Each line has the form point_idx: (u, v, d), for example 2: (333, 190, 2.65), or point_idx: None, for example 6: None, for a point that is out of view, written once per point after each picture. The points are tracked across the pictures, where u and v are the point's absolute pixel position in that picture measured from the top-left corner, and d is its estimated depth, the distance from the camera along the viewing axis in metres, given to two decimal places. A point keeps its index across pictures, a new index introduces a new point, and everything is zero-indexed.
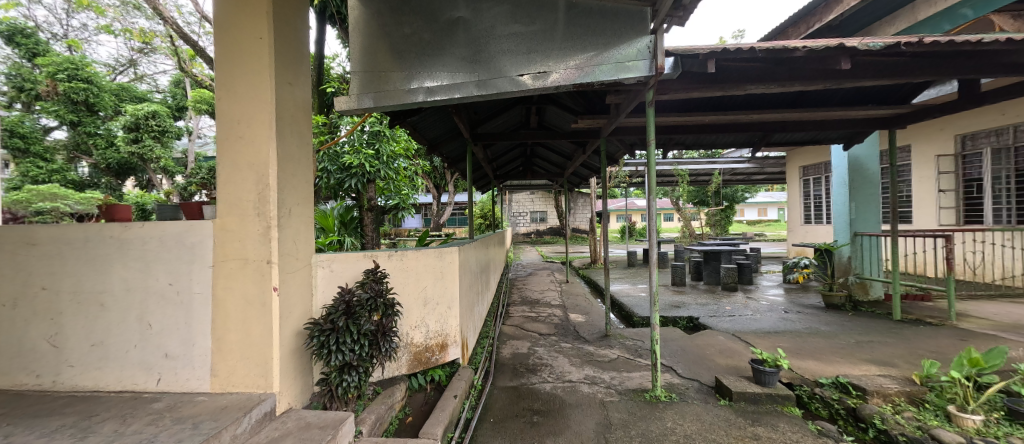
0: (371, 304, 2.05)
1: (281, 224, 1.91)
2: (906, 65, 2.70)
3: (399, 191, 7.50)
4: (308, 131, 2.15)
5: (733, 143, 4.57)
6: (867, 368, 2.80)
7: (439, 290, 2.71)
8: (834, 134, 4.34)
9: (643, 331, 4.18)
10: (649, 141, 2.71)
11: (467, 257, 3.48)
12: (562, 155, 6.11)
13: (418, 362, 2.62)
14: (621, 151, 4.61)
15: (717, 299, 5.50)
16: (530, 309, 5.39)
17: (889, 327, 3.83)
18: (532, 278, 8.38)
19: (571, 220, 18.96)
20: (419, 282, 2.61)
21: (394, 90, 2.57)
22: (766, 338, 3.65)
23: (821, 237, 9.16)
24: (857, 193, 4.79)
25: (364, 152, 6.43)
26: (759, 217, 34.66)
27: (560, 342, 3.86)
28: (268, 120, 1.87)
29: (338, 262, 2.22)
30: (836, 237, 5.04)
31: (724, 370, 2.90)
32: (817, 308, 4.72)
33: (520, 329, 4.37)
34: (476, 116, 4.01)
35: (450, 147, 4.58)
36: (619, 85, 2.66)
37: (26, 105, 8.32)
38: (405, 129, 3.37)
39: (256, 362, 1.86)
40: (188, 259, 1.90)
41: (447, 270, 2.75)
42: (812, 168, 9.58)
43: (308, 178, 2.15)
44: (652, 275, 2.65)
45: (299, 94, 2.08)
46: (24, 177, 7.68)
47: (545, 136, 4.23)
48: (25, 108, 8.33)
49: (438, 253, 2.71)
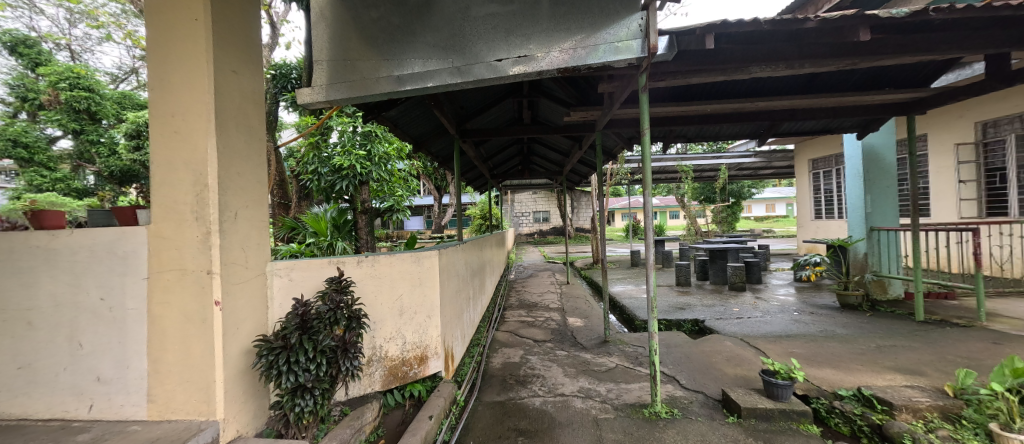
0: (331, 317, 1.83)
1: (224, 229, 1.70)
2: (930, 40, 2.44)
3: (393, 193, 7.31)
4: (260, 125, 1.94)
5: (738, 134, 4.30)
6: (892, 377, 2.54)
7: (417, 298, 2.48)
8: (847, 122, 4.06)
9: (644, 335, 3.93)
10: (644, 129, 2.45)
11: (453, 261, 3.25)
12: (560, 151, 5.87)
13: (394, 377, 2.39)
14: (619, 145, 4.36)
15: (725, 300, 5.22)
16: (527, 312, 5.15)
17: (912, 329, 3.55)
18: (532, 279, 8.15)
19: (574, 219, 18.69)
20: (393, 289, 2.38)
21: (363, 80, 2.35)
22: (778, 343, 3.38)
23: (833, 233, 8.84)
24: (874, 185, 4.48)
25: (356, 153, 6.27)
26: (767, 212, 34.10)
27: (556, 350, 3.61)
28: (205, 111, 1.66)
29: (299, 270, 2.00)
30: (851, 232, 4.73)
31: (733, 381, 2.64)
32: (831, 309, 4.44)
33: (515, 335, 4.13)
34: (462, 110, 3.79)
35: (438, 144, 4.38)
36: (609, 70, 2.41)
37: (31, 115, 8.34)
38: (385, 125, 3.15)
39: (198, 387, 1.65)
40: (121, 271, 1.69)
41: (426, 276, 2.52)
42: (823, 161, 9.24)
43: (261, 177, 1.93)
44: (649, 277, 2.40)
45: (248, 84, 1.86)
46: (28, 185, 7.47)
47: (537, 131, 4.00)
48: (30, 118, 8.34)
49: (416, 258, 2.48)
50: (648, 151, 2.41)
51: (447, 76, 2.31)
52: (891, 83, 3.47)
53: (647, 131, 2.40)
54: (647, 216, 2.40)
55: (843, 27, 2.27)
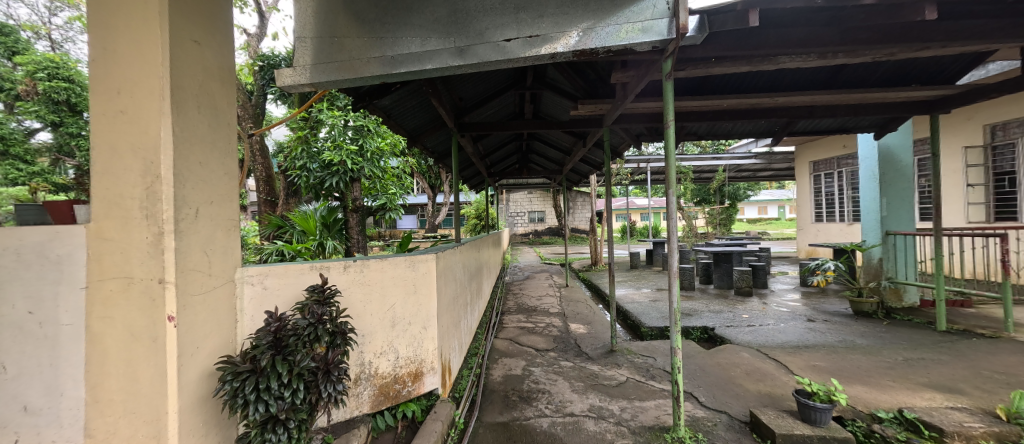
0: (310, 333, 1.56)
1: (182, 230, 1.43)
2: (980, 28, 2.24)
3: (386, 190, 7.01)
4: (229, 106, 1.66)
5: (750, 133, 4.09)
6: (931, 396, 2.33)
7: (410, 308, 2.21)
8: (866, 121, 3.85)
9: (653, 344, 3.69)
10: (667, 121, 2.23)
11: (450, 265, 2.97)
12: (560, 149, 5.63)
13: (385, 397, 2.11)
14: (626, 142, 4.13)
15: (732, 306, 5.00)
16: (526, 318, 4.89)
17: (935, 339, 3.35)
18: (530, 281, 7.89)
19: (570, 220, 18.46)
20: (384, 298, 2.12)
21: (351, 61, 2.08)
22: (797, 354, 3.16)
23: (834, 236, 8.73)
24: (889, 188, 4.31)
25: (346, 148, 5.99)
26: (759, 214, 34.25)
27: (560, 360, 3.36)
28: (158, 87, 1.39)
29: (274, 277, 1.73)
30: (864, 236, 4.54)
31: (758, 401, 2.41)
32: (845, 317, 4.24)
33: (515, 343, 3.87)
34: (460, 101, 3.52)
35: (434, 138, 4.10)
36: (628, 55, 2.16)
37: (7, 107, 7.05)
38: (377, 115, 2.87)
39: (146, 420, 1.38)
40: (52, 279, 1.37)
41: (422, 283, 2.26)
42: (824, 163, 9.12)
43: (230, 169, 1.66)
44: (672, 287, 2.16)
45: (213, 58, 1.59)
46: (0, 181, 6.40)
47: (540, 126, 3.75)
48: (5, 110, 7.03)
49: (411, 263, 2.23)
50: (671, 146, 2.19)
51: (447, 58, 2.05)
52: (917, 79, 3.28)
53: (670, 123, 2.20)
54: (671, 218, 2.16)
55: (900, 5, 2.03)
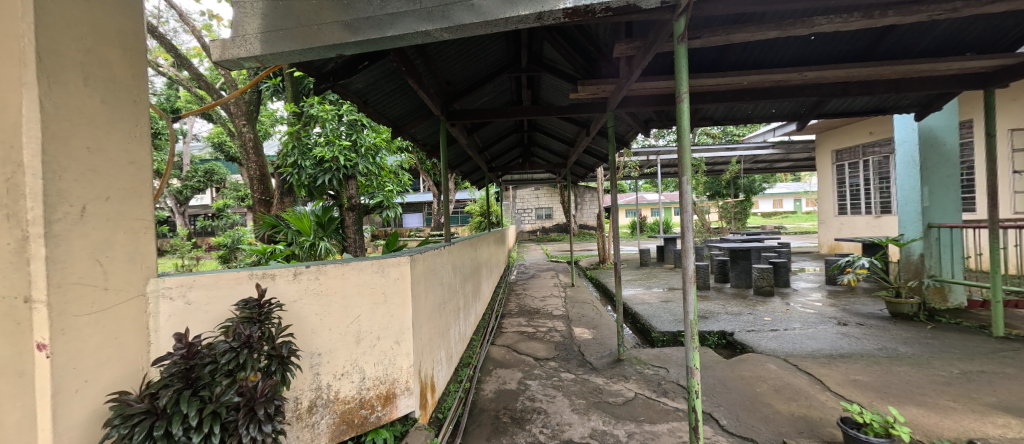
0: (232, 361, 1.24)
1: (63, 234, 1.13)
2: None
3: (383, 188, 6.71)
4: (136, 77, 1.35)
5: (773, 117, 3.69)
6: (1004, 422, 1.96)
7: (379, 320, 1.90)
8: (906, 99, 3.42)
9: (666, 352, 3.34)
10: (680, 93, 1.87)
11: (436, 267, 2.64)
12: (562, 140, 5.26)
13: (348, 426, 1.81)
14: (634, 130, 3.75)
15: (751, 307, 4.59)
16: (526, 321, 4.56)
17: (994, 348, 2.93)
18: (534, 280, 7.56)
19: (578, 216, 18.05)
20: (346, 310, 1.80)
21: (302, 28, 1.75)
22: (832, 366, 2.75)
23: (861, 230, 8.23)
24: (931, 175, 3.86)
25: (338, 143, 5.71)
26: (774, 208, 33.36)
27: (561, 372, 3.02)
28: (22, 50, 1.10)
29: (200, 289, 1.42)
30: (902, 229, 4.10)
31: (792, 426, 2.04)
32: (881, 319, 3.83)
33: (513, 351, 3.53)
34: (448, 85, 3.19)
35: (423, 128, 3.78)
36: (633, 14, 1.81)
37: None
38: (350, 99, 2.56)
39: None
40: None
41: (394, 292, 1.94)
42: (847, 152, 8.59)
43: (141, 157, 1.35)
44: (687, 294, 1.80)
45: (107, 17, 1.27)
46: None
47: (537, 112, 3.41)
48: None
49: (379, 269, 1.90)
50: (685, 123, 1.84)
51: (414, 22, 1.71)
52: (973, 47, 2.87)
53: (684, 96, 1.85)
54: (686, 211, 1.80)
55: None
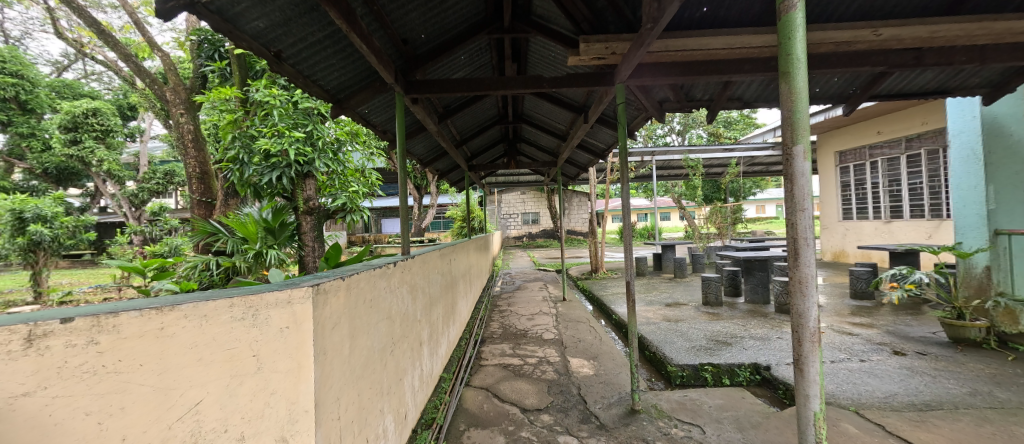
0: None
1: None
2: None
3: (346, 188, 5.67)
4: None
5: (813, 98, 3.01)
6: None
7: (245, 401, 1.07)
8: (976, 76, 2.78)
9: (694, 398, 2.56)
10: None
11: (376, 295, 1.79)
12: (553, 132, 4.46)
13: None
14: (645, 114, 3.00)
15: (779, 328, 3.88)
16: (511, 349, 3.74)
17: None
18: (521, 292, 6.75)
19: (567, 221, 17.34)
20: (167, 392, 0.95)
21: None
22: (926, 426, 2.01)
23: (869, 236, 7.69)
24: (996, 171, 3.21)
25: (290, 135, 4.73)
26: (758, 214, 33.41)
27: (560, 435, 2.20)
28: None
29: None
30: (958, 236, 3.42)
31: None
32: (944, 347, 3.13)
33: (493, 398, 2.70)
34: (409, 46, 2.42)
35: (376, 107, 2.94)
36: None
37: None
38: (242, 45, 1.73)
39: None
40: None
41: (279, 352, 1.13)
42: (851, 153, 8.08)
43: None
44: (810, 364, 1.22)
45: None
46: None
47: (524, 86, 2.63)
48: None
49: (248, 313, 1.08)
50: (798, 47, 1.20)
51: None
52: None
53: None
54: (803, 211, 1.20)
55: None
